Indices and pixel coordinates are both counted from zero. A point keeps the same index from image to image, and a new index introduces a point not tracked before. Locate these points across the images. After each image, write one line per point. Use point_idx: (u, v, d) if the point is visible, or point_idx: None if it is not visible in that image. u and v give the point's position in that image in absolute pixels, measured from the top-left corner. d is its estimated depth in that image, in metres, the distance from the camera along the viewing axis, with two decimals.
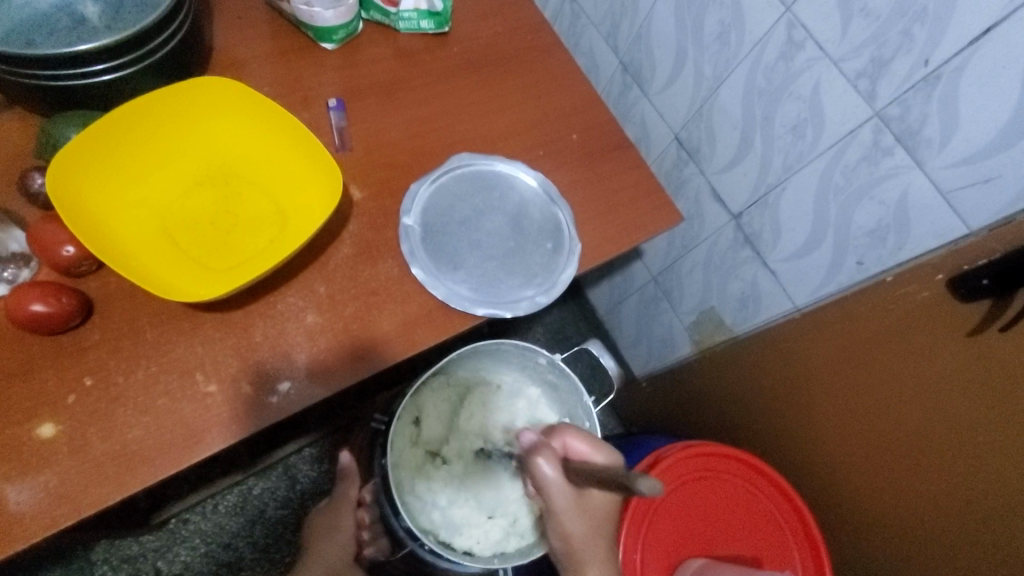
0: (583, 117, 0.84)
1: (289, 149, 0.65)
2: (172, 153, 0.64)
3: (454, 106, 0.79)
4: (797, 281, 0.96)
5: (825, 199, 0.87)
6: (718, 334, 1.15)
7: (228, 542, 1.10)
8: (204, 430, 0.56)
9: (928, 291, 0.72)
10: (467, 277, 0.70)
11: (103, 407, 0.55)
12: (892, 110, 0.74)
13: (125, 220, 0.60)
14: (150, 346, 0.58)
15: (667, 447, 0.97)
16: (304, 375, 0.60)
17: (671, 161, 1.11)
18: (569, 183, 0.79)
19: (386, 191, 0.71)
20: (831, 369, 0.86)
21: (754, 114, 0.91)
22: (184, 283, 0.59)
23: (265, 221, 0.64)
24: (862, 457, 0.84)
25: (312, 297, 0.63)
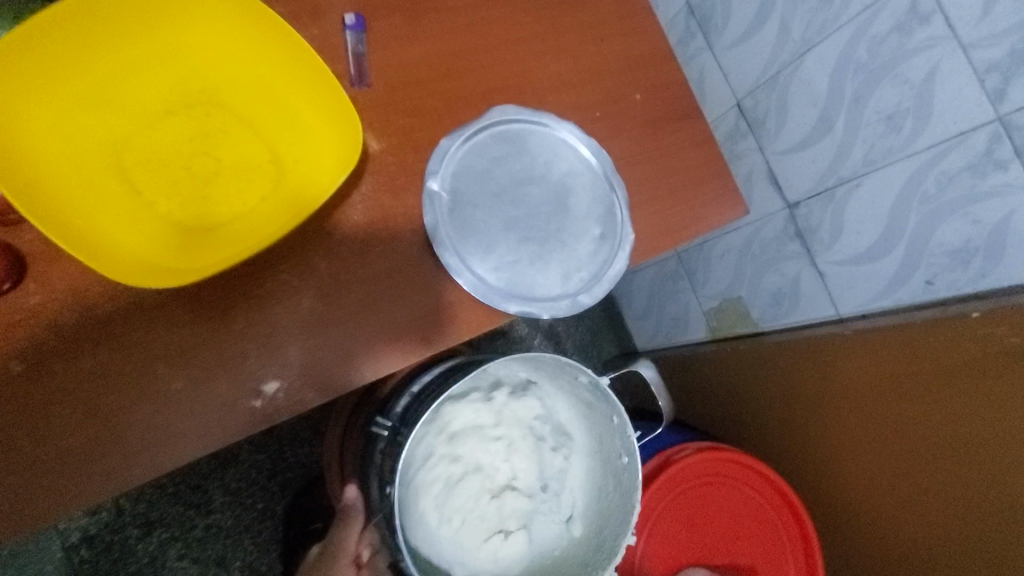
0: (650, 73, 0.69)
1: (292, 80, 0.50)
2: (135, 66, 0.48)
3: (501, 40, 0.63)
4: (848, 289, 0.85)
5: (906, 206, 0.75)
6: (739, 325, 1.06)
7: (197, 484, 1.03)
8: (170, 437, 0.45)
9: (1020, 336, 0.64)
10: (500, 264, 0.58)
11: (39, 400, 0.43)
12: (1019, 117, 0.62)
13: (68, 154, 0.45)
14: (102, 325, 0.45)
15: (679, 451, 0.87)
16: (296, 375, 0.49)
17: (726, 130, 0.97)
18: (626, 157, 0.66)
19: (410, 144, 0.57)
20: (872, 392, 0.79)
21: (843, 93, 0.77)
22: (144, 248, 0.46)
23: (254, 172, 0.50)
24: (878, 488, 0.79)
25: (311, 277, 0.51)
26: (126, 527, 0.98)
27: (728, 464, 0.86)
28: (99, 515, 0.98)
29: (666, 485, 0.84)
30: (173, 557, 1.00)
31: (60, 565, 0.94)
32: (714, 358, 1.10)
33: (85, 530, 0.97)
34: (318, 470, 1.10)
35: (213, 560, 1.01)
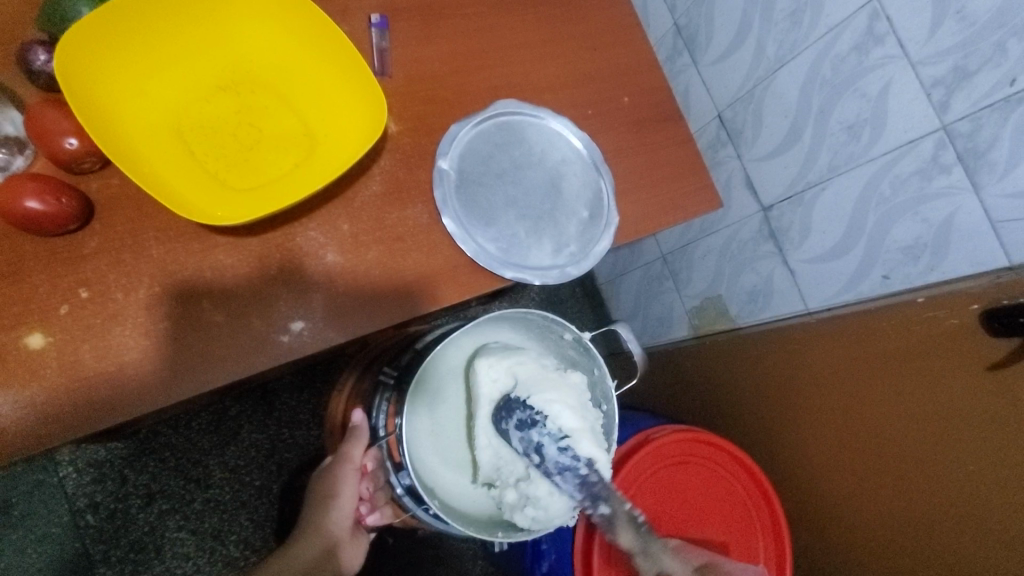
0: (636, 79, 0.78)
1: (326, 65, 0.58)
2: (198, 49, 0.56)
3: (506, 43, 0.72)
4: (816, 285, 0.92)
5: (865, 206, 0.82)
6: (720, 322, 1.13)
7: (199, 459, 1.07)
8: (208, 363, 0.52)
9: (957, 318, 0.70)
10: (498, 235, 0.66)
11: (98, 323, 0.50)
12: (962, 126, 0.70)
13: (136, 117, 0.54)
14: (155, 263, 0.53)
15: (658, 429, 0.91)
16: (318, 317, 0.56)
17: (709, 139, 1.06)
18: (613, 150, 0.74)
19: (423, 128, 0.65)
20: (832, 376, 0.86)
21: (810, 105, 0.86)
22: (197, 199, 0.53)
23: (291, 142, 0.58)
24: (839, 464, 0.85)
25: (334, 235, 0.58)
26: (129, 497, 1.03)
27: (707, 445, 0.91)
28: (105, 484, 1.02)
29: (645, 460, 0.89)
30: (172, 528, 1.04)
31: (67, 530, 0.99)
32: (694, 352, 1.17)
33: (90, 497, 1.01)
34: (314, 452, 1.15)
35: (210, 533, 1.06)
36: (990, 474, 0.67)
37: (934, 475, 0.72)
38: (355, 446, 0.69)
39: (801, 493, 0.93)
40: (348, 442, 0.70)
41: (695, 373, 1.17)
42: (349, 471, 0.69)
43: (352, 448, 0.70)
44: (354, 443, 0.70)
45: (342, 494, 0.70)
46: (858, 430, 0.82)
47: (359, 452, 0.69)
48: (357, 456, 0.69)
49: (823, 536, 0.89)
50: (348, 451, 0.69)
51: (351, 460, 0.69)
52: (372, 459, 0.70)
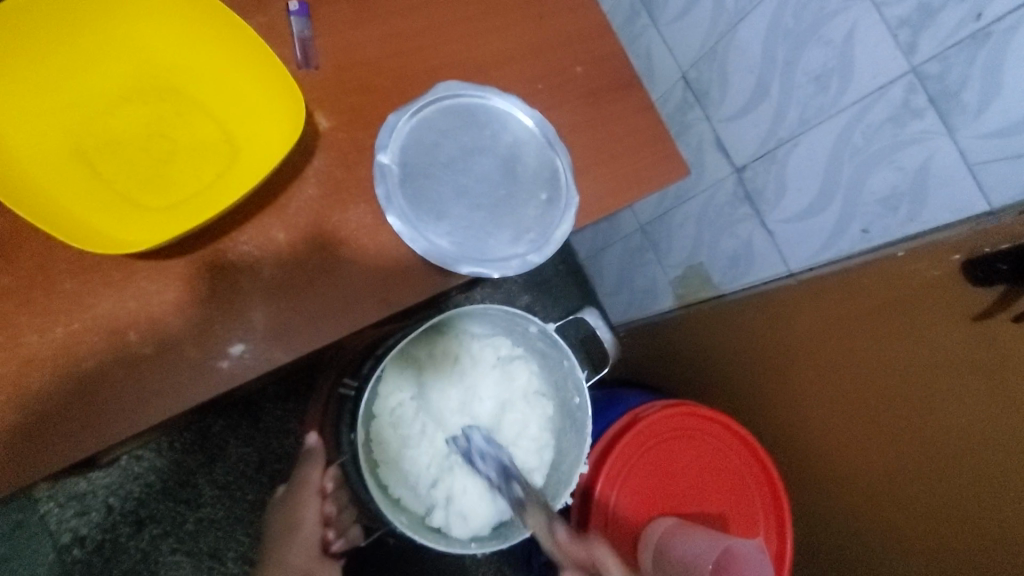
0: (589, 45, 0.72)
1: (238, 64, 0.54)
2: (92, 59, 0.52)
3: (442, 20, 0.66)
4: (796, 245, 0.88)
5: (840, 159, 0.78)
6: (703, 291, 1.09)
7: (187, 479, 1.04)
8: (142, 398, 0.49)
9: (938, 270, 0.67)
10: (451, 229, 0.62)
11: (17, 369, 0.47)
12: (930, 67, 0.65)
13: (33, 142, 0.50)
14: (71, 298, 0.49)
15: (645, 406, 0.88)
16: (259, 337, 0.53)
17: (675, 103, 1.01)
18: (568, 125, 0.70)
19: (358, 121, 0.61)
20: (820, 335, 0.83)
21: (775, 58, 0.81)
22: (111, 227, 0.50)
23: (211, 154, 0.54)
24: (832, 425, 0.82)
25: (270, 246, 0.55)
26: (116, 526, 1.00)
27: (696, 419, 0.88)
28: (89, 516, 0.99)
29: (636, 440, 0.85)
30: (165, 552, 1.01)
31: (53, 567, 0.96)
32: (681, 324, 1.14)
33: (77, 531, 0.98)
34: None
35: (206, 552, 1.03)
36: (1003, 432, 0.61)
37: (949, 440, 0.67)
38: (311, 470, 0.66)
39: (810, 468, 0.89)
40: (303, 466, 0.67)
41: (683, 345, 1.14)
42: (309, 495, 0.65)
43: (308, 471, 0.67)
44: (310, 466, 0.67)
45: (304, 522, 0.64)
46: (861, 398, 0.77)
47: (316, 474, 0.67)
48: (314, 478, 0.66)
49: (836, 509, 0.84)
50: (304, 475, 0.67)
51: (310, 484, 0.66)
52: (332, 480, 0.68)
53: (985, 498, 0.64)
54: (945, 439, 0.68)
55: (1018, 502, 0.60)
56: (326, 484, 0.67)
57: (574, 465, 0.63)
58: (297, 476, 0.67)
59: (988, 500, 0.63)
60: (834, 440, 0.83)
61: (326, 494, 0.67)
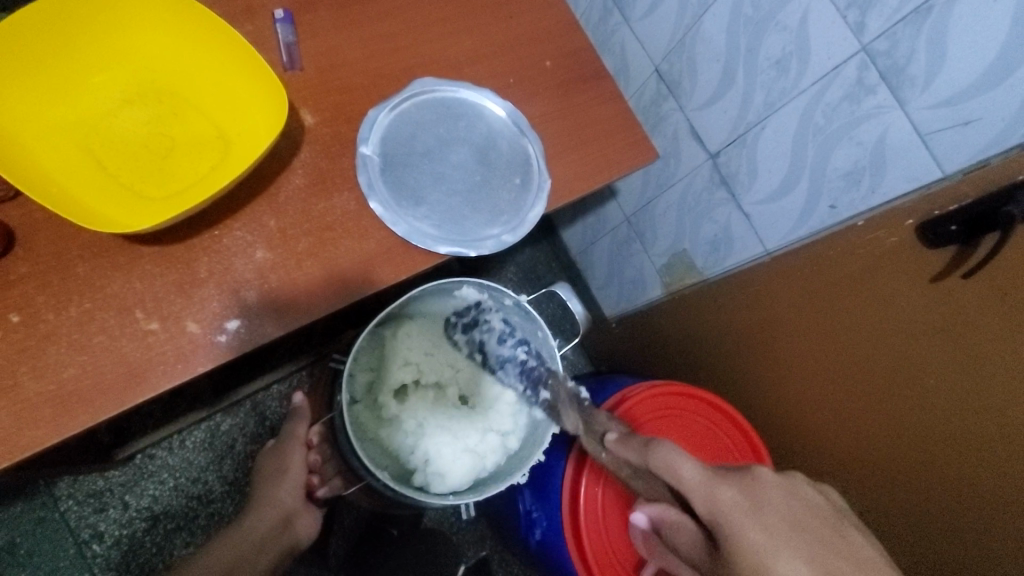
0: (558, 41, 0.77)
1: (228, 65, 0.60)
2: (96, 64, 0.58)
3: (418, 23, 0.71)
4: (769, 224, 0.91)
5: (804, 138, 0.81)
6: (688, 277, 1.12)
7: (198, 476, 1.08)
8: (147, 370, 0.54)
9: (897, 236, 0.69)
10: (430, 213, 0.66)
11: (32, 345, 0.52)
12: (879, 45, 0.68)
13: (43, 141, 0.56)
14: (82, 281, 0.54)
15: (633, 387, 0.90)
16: (253, 315, 0.57)
17: (650, 96, 1.05)
18: (539, 115, 0.74)
19: (341, 117, 0.65)
20: (794, 308, 0.85)
21: (739, 46, 0.84)
22: (118, 214, 0.55)
23: (205, 147, 0.59)
24: (812, 392, 0.85)
25: (261, 232, 0.59)
26: (133, 522, 1.04)
27: (679, 397, 0.90)
28: (106, 512, 1.03)
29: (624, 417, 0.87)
30: (180, 546, 1.05)
31: (75, 562, 1.01)
32: (667, 310, 1.17)
33: (95, 527, 1.03)
34: None
35: None
36: (955, 394, 0.65)
37: (901, 403, 0.71)
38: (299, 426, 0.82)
39: (793, 438, 0.91)
40: (293, 422, 0.83)
41: (671, 331, 1.17)
42: (296, 445, 0.81)
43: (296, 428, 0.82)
44: (299, 422, 0.83)
45: (291, 467, 0.80)
46: (827, 365, 0.81)
47: (304, 429, 0.82)
48: (302, 432, 0.82)
49: (815, 472, 0.88)
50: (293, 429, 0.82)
51: (298, 436, 0.81)
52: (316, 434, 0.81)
53: (940, 455, 0.68)
54: (897, 402, 0.72)
55: (970, 460, 0.64)
56: (311, 437, 0.81)
57: (546, 427, 0.71)
58: (289, 430, 0.83)
59: (946, 455, 0.67)
60: (812, 409, 0.86)
61: (311, 445, 0.81)
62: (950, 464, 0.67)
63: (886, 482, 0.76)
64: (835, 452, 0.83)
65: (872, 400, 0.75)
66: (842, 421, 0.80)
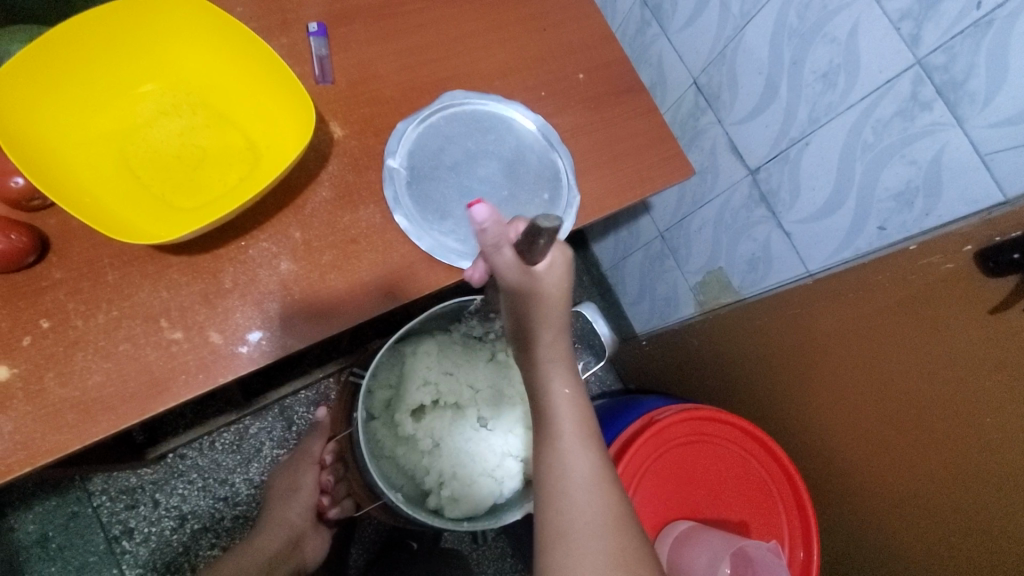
0: (593, 54, 0.75)
1: (259, 78, 0.60)
2: (134, 77, 0.60)
3: (450, 36, 0.71)
4: (812, 244, 0.87)
5: (851, 155, 0.77)
6: (723, 296, 1.08)
7: (226, 478, 1.10)
8: (170, 379, 0.54)
9: (952, 263, 0.64)
10: (456, 227, 0.65)
11: (61, 351, 0.53)
12: (935, 59, 0.64)
13: (80, 151, 0.57)
14: (112, 289, 0.55)
15: (662, 410, 0.87)
16: (274, 327, 0.57)
17: (688, 109, 1.02)
18: (571, 128, 0.72)
19: (370, 129, 0.65)
20: (836, 334, 0.80)
21: (782, 59, 0.81)
22: (148, 225, 0.56)
23: (235, 159, 0.60)
24: (855, 424, 0.80)
25: (287, 244, 0.59)
26: (162, 520, 1.06)
27: (709, 422, 0.86)
28: (136, 509, 1.06)
29: (651, 442, 0.84)
30: (205, 546, 1.07)
31: (104, 558, 1.03)
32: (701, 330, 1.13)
33: (125, 523, 1.05)
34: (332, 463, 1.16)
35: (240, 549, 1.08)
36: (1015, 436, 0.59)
37: (950, 442, 0.66)
38: (314, 445, 0.85)
39: (835, 472, 0.86)
40: (310, 439, 0.86)
41: (704, 352, 1.13)
42: (309, 464, 0.84)
43: (312, 445, 0.85)
44: (314, 439, 0.86)
45: (304, 487, 0.83)
46: (870, 399, 0.76)
47: (319, 448, 0.85)
48: (317, 450, 0.85)
49: (857, 512, 0.82)
50: (309, 447, 0.85)
51: (312, 454, 0.84)
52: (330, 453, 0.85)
53: (994, 500, 0.62)
54: (944, 443, 0.67)
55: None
56: (325, 456, 0.85)
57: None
58: (305, 446, 0.86)
59: (1000, 501, 0.61)
60: (853, 443, 0.81)
61: (325, 465, 0.85)
62: (1004, 511, 0.61)
63: (933, 525, 0.70)
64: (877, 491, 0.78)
65: (921, 436, 0.70)
66: (887, 456, 0.75)
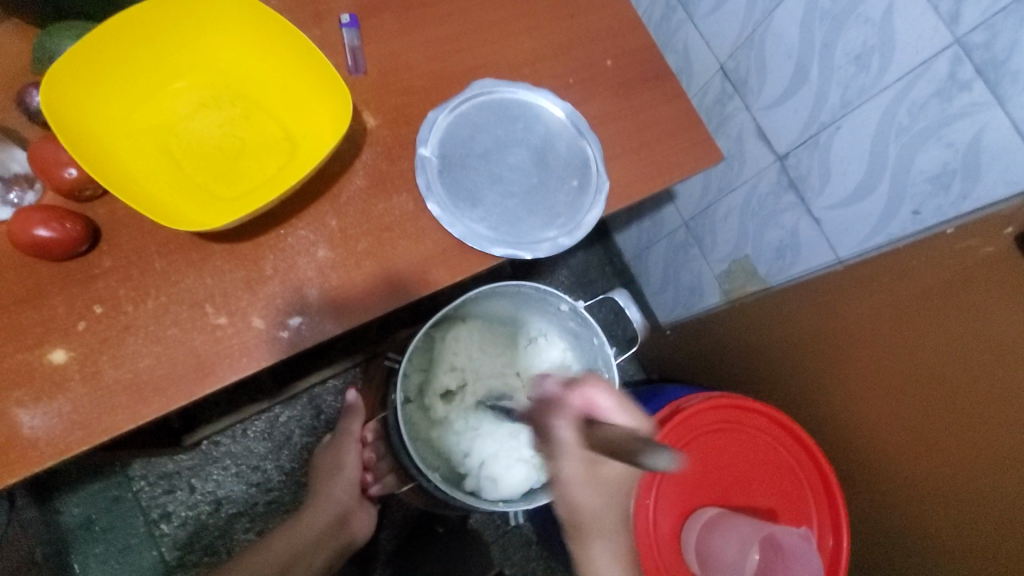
0: (620, 41, 0.75)
1: (296, 71, 0.62)
2: (179, 72, 0.62)
3: (478, 25, 0.71)
4: (842, 230, 0.86)
5: (885, 138, 0.76)
6: (750, 284, 1.08)
7: (258, 465, 1.13)
8: (215, 363, 0.56)
9: (991, 246, 0.63)
10: (486, 215, 0.66)
11: (113, 335, 0.55)
12: (975, 37, 0.62)
13: (129, 143, 0.59)
14: (159, 275, 0.57)
15: (689, 397, 0.87)
16: (312, 313, 0.59)
17: (714, 96, 1.01)
18: (599, 115, 0.72)
19: (402, 118, 0.66)
20: (867, 321, 0.79)
21: (813, 42, 0.80)
22: (191, 213, 0.58)
23: (274, 149, 0.62)
24: (886, 412, 0.79)
25: (323, 232, 0.61)
26: (198, 505, 1.10)
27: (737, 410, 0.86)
28: (175, 494, 1.09)
29: (678, 429, 0.84)
30: (240, 530, 1.10)
31: (144, 540, 1.07)
32: (726, 318, 1.12)
33: (164, 507, 1.09)
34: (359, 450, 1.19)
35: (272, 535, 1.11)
36: None
37: (989, 430, 0.65)
38: (353, 424, 0.88)
39: (866, 462, 0.85)
40: (349, 419, 0.89)
41: (729, 341, 1.12)
42: (351, 442, 0.87)
43: (351, 424, 0.89)
44: (353, 419, 0.89)
45: (347, 465, 0.85)
46: (904, 384, 0.75)
47: (358, 427, 0.88)
48: (355, 429, 0.88)
49: (892, 501, 0.81)
50: (349, 426, 0.88)
51: (351, 433, 0.87)
52: (371, 431, 0.88)
53: None
54: (981, 429, 0.66)
55: None
56: (366, 435, 0.88)
57: None
58: (344, 426, 0.89)
59: None
60: (885, 434, 0.80)
61: (366, 442, 0.88)
62: None
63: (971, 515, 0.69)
64: (914, 482, 0.77)
65: (959, 426, 0.69)
66: (920, 445, 0.74)
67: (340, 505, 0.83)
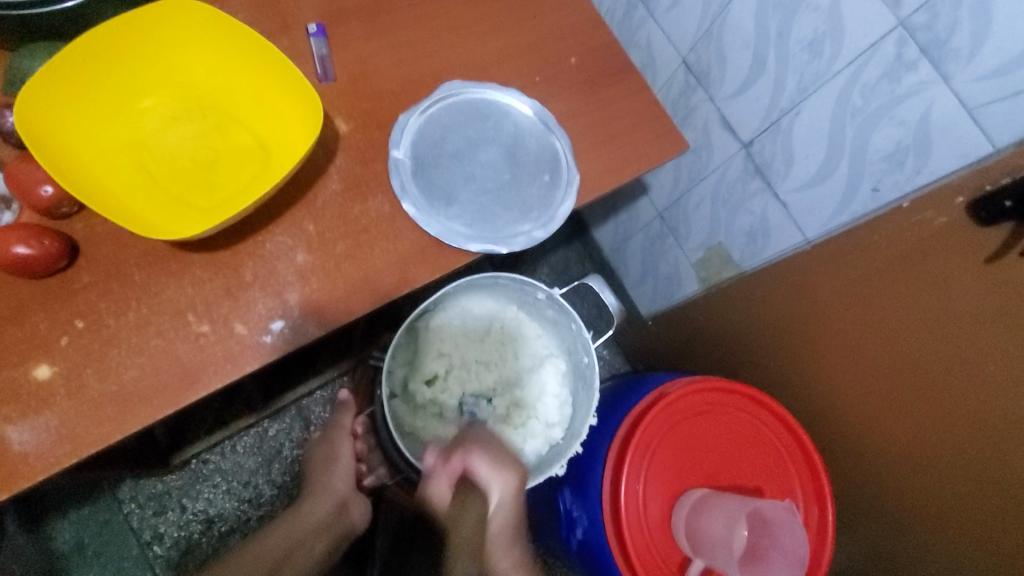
0: (583, 38, 0.77)
1: (266, 80, 0.63)
2: (152, 86, 0.63)
3: (443, 29, 0.73)
4: (807, 211, 0.89)
5: (841, 120, 0.79)
6: (725, 270, 1.10)
7: (249, 480, 1.12)
8: (200, 370, 0.57)
9: (946, 216, 0.66)
10: (461, 213, 0.68)
11: (97, 348, 0.55)
12: (918, 18, 0.66)
13: (105, 159, 0.60)
14: (139, 287, 0.58)
15: (672, 383, 0.89)
16: (294, 316, 0.60)
17: (678, 89, 1.04)
18: (565, 111, 0.74)
19: (374, 122, 0.67)
20: (837, 297, 0.82)
21: (768, 32, 0.83)
22: (167, 223, 0.59)
23: (247, 158, 0.63)
24: (860, 383, 0.82)
25: (301, 236, 0.62)
26: (190, 524, 1.09)
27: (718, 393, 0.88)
28: (166, 514, 1.09)
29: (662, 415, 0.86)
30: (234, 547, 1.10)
31: (138, 563, 1.06)
32: (705, 305, 1.15)
33: (156, 528, 1.08)
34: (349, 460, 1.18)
35: None
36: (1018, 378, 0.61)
37: (955, 393, 0.68)
38: (346, 417, 0.89)
39: (846, 434, 0.88)
40: (341, 413, 0.90)
41: (709, 327, 1.15)
42: (343, 435, 0.88)
43: (344, 417, 0.90)
44: (345, 413, 0.90)
45: (341, 457, 0.86)
46: (873, 353, 0.78)
47: (350, 420, 0.89)
48: (348, 422, 0.89)
49: (870, 470, 0.84)
50: (341, 419, 0.90)
51: (344, 426, 0.89)
52: (360, 425, 0.88)
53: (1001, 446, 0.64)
54: (946, 391, 0.69)
55: None
56: (356, 428, 0.88)
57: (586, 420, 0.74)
58: (337, 421, 0.90)
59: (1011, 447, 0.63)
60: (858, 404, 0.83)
61: (358, 435, 0.88)
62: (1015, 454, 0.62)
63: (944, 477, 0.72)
64: (890, 450, 0.79)
65: (927, 391, 0.72)
66: (894, 412, 0.77)
67: (338, 493, 0.84)
